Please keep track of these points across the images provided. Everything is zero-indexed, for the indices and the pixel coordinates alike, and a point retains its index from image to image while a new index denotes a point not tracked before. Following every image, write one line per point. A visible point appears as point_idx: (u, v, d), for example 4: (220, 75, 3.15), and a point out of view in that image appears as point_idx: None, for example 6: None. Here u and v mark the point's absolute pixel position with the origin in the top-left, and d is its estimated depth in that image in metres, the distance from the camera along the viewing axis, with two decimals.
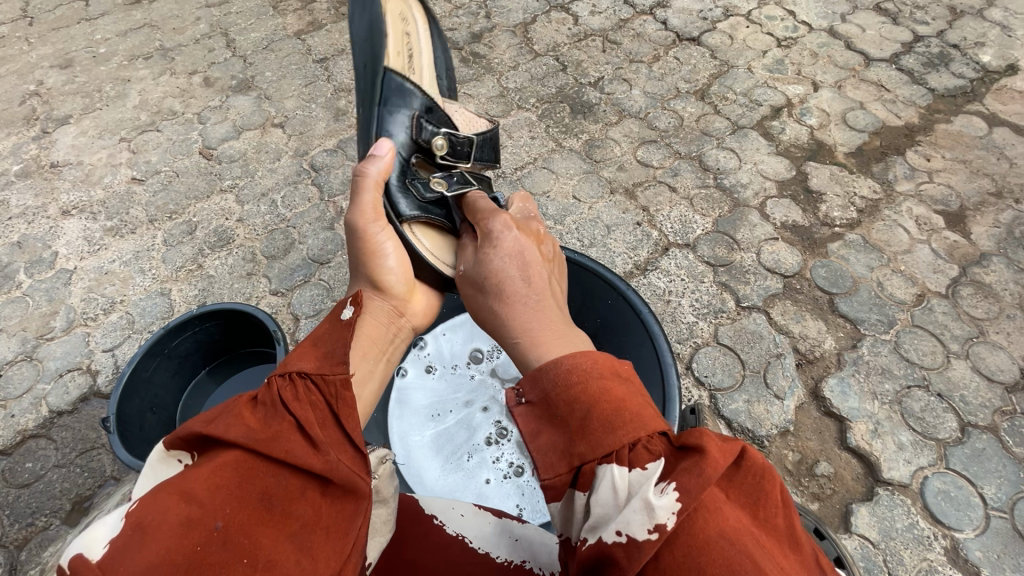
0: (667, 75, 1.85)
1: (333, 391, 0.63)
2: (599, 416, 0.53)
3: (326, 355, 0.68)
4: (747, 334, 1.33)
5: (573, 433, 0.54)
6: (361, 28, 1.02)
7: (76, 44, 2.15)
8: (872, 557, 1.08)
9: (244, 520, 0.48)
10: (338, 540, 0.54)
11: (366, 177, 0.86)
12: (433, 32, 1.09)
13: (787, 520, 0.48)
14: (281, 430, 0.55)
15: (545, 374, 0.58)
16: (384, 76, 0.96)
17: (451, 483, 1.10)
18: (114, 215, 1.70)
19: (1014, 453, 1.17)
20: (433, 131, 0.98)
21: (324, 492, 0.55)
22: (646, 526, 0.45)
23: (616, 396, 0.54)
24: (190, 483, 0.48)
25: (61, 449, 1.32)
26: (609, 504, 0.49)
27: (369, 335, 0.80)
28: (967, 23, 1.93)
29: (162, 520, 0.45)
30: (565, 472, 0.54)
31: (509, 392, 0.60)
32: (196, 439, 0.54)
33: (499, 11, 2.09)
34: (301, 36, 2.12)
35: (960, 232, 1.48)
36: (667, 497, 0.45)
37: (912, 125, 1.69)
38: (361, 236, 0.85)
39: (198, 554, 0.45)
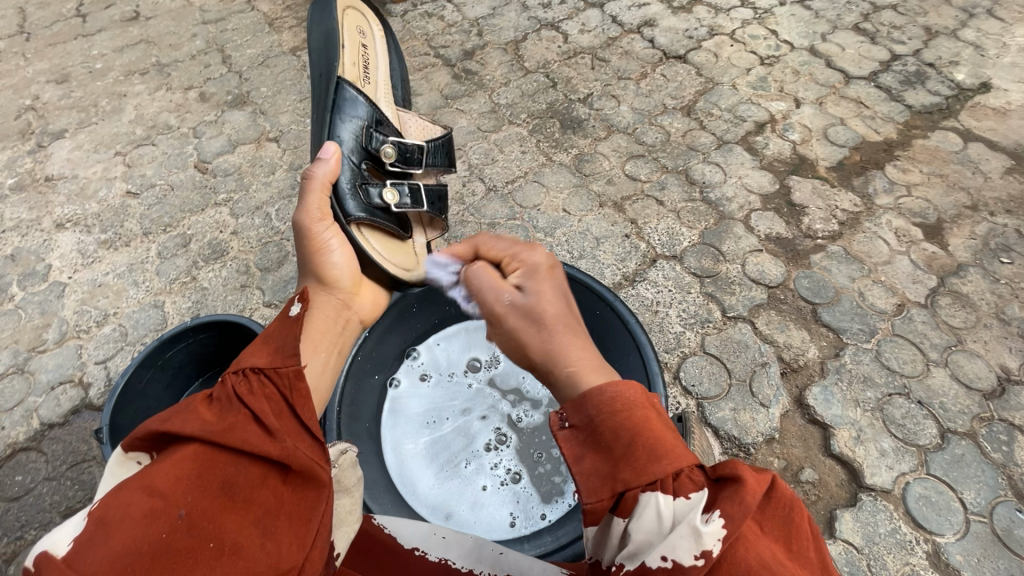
0: (654, 92, 1.90)
1: (288, 382, 0.65)
2: (643, 443, 0.53)
3: (277, 349, 0.70)
4: (732, 343, 1.36)
5: (617, 459, 0.53)
6: (315, 40, 1.06)
7: (73, 59, 2.18)
8: (856, 562, 1.10)
9: (206, 508, 0.53)
10: (303, 525, 0.58)
11: (317, 180, 0.90)
12: (388, 45, 1.17)
13: (819, 554, 0.50)
14: (236, 421, 0.59)
15: (588, 402, 0.57)
16: (338, 86, 0.99)
17: (445, 490, 1.11)
18: (109, 228, 1.71)
19: (992, 459, 1.20)
20: (382, 139, 1.02)
21: (284, 478, 0.59)
22: (693, 552, 0.47)
23: (655, 426, 0.54)
24: (150, 478, 0.53)
25: (52, 462, 1.32)
26: (651, 529, 0.50)
27: (316, 325, 0.82)
28: (941, 43, 2.00)
29: (124, 514, 0.50)
30: (607, 497, 0.53)
31: (552, 416, 0.59)
32: (155, 437, 0.58)
33: (491, 29, 2.14)
34: (296, 53, 2.16)
35: (938, 243, 1.52)
36: (714, 525, 0.47)
37: (891, 140, 1.75)
38: (306, 234, 0.89)
39: (163, 540, 0.49)
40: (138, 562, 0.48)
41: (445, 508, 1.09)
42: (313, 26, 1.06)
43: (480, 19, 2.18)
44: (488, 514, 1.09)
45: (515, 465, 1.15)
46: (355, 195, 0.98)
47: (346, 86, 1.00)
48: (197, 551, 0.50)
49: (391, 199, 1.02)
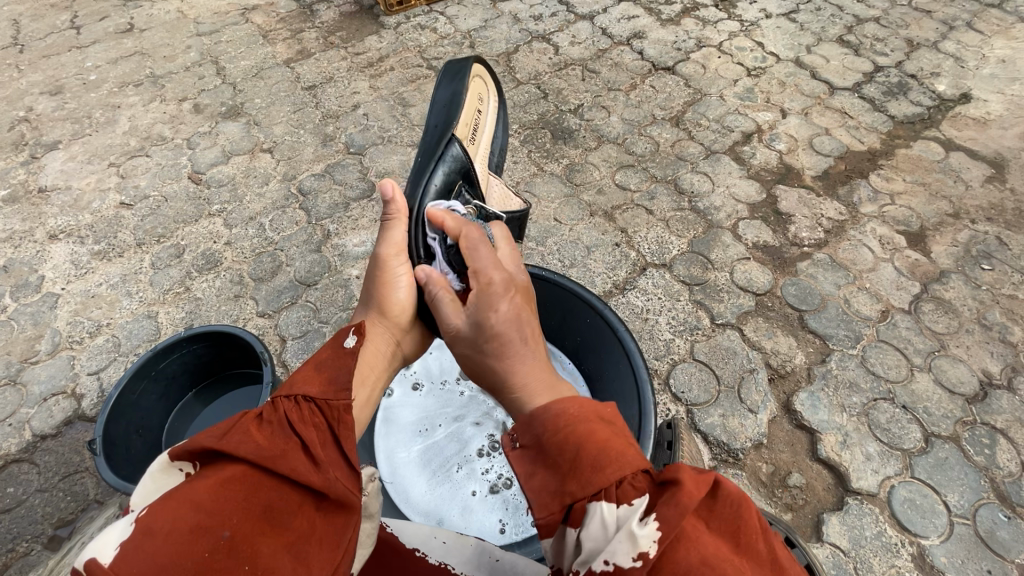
0: (643, 103, 1.94)
1: (337, 414, 0.69)
2: (586, 455, 0.58)
3: (330, 380, 0.73)
4: (721, 350, 1.38)
5: (564, 473, 0.59)
6: (444, 92, 1.15)
7: (67, 71, 2.19)
8: (843, 565, 1.11)
9: (249, 530, 0.54)
10: (330, 553, 0.60)
11: (398, 212, 0.94)
12: (498, 119, 1.26)
13: (768, 547, 0.52)
14: (288, 449, 0.61)
15: (536, 421, 0.65)
16: (449, 140, 1.06)
17: (437, 497, 1.12)
18: (102, 239, 1.72)
19: (975, 462, 1.23)
20: (467, 201, 1.10)
21: (319, 506, 0.61)
22: (631, 555, 0.50)
23: (602, 438, 0.59)
24: (199, 493, 0.54)
25: (44, 473, 1.32)
26: (597, 537, 0.54)
27: (366, 362, 0.82)
28: (923, 55, 2.05)
29: (171, 529, 0.51)
30: (558, 510, 0.59)
31: (506, 438, 0.67)
32: (206, 452, 0.59)
33: (482, 41, 2.18)
34: (290, 64, 2.18)
35: (921, 251, 1.56)
36: (649, 528, 0.50)
37: (874, 150, 1.79)
38: (380, 264, 0.92)
39: (208, 559, 0.50)
40: None
41: (436, 515, 1.10)
42: (443, 84, 1.16)
43: (472, 31, 2.22)
44: (478, 520, 1.10)
45: (506, 471, 1.16)
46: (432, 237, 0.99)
47: (455, 142, 1.07)
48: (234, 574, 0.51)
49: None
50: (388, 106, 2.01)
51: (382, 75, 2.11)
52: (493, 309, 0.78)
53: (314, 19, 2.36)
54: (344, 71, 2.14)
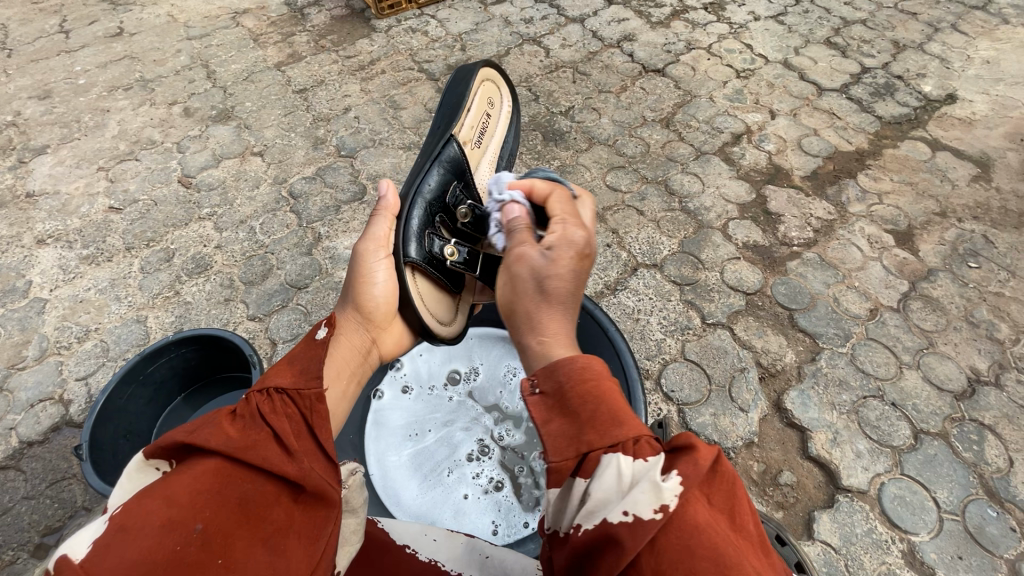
0: (634, 105, 1.95)
1: (308, 404, 0.68)
2: (608, 410, 0.58)
3: (303, 371, 0.73)
4: (712, 349, 1.39)
5: (584, 423, 0.57)
6: (449, 99, 1.14)
7: (56, 75, 2.18)
8: (834, 562, 1.12)
9: (221, 523, 0.54)
10: (311, 546, 0.59)
11: (385, 208, 0.96)
12: (511, 123, 1.22)
13: (759, 527, 0.54)
14: (260, 440, 0.61)
15: (560, 368, 0.62)
16: (446, 141, 1.05)
17: (429, 500, 1.12)
18: (90, 243, 1.71)
19: (964, 458, 1.23)
20: (462, 200, 1.04)
21: (296, 498, 0.60)
22: (653, 506, 0.49)
23: (619, 399, 0.60)
24: (172, 490, 0.54)
25: (30, 480, 1.30)
26: (614, 487, 0.52)
27: (340, 358, 0.83)
28: (909, 56, 2.07)
29: (143, 523, 0.51)
30: (572, 457, 0.56)
31: (524, 382, 0.64)
32: (178, 448, 0.59)
33: (474, 44, 2.18)
34: (281, 68, 2.18)
35: (909, 249, 1.57)
36: (672, 481, 0.50)
37: (862, 150, 1.80)
38: (358, 262, 0.91)
39: (178, 552, 0.50)
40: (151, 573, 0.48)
41: (428, 518, 1.09)
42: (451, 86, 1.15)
43: (463, 34, 2.23)
44: (471, 522, 1.10)
45: (498, 474, 1.16)
46: (418, 236, 0.97)
47: (453, 144, 1.05)
48: (208, 567, 0.50)
49: (450, 254, 0.99)
50: (379, 109, 2.00)
51: (373, 78, 2.11)
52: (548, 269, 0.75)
53: (305, 23, 2.36)
54: (336, 74, 2.13)
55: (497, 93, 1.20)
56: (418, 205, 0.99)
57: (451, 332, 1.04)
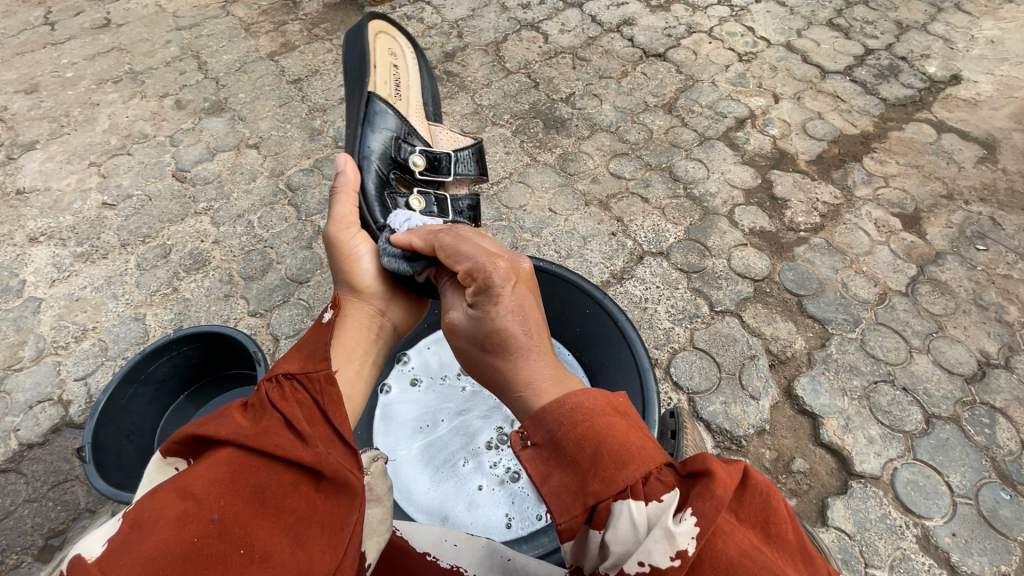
0: (636, 90, 1.91)
1: (318, 388, 0.67)
2: (608, 453, 0.53)
3: (308, 356, 0.72)
4: (721, 337, 1.37)
5: (585, 472, 0.54)
6: (353, 63, 1.15)
7: (42, 69, 2.12)
8: (848, 548, 1.11)
9: (238, 514, 0.51)
10: (335, 537, 0.56)
11: (344, 186, 0.94)
12: (421, 66, 1.23)
13: (796, 535, 0.50)
14: (271, 426, 0.59)
15: (547, 416, 0.58)
16: (368, 101, 1.06)
17: (442, 492, 1.10)
18: (85, 241, 1.67)
19: (976, 441, 1.23)
20: (410, 150, 1.06)
21: (317, 486, 0.57)
22: (668, 554, 0.46)
23: (620, 432, 0.55)
24: (185, 482, 0.52)
25: (32, 483, 1.28)
26: (631, 539, 0.49)
27: (347, 338, 0.81)
28: (912, 37, 2.04)
29: (160, 516, 0.48)
30: (581, 512, 0.53)
31: (514, 436, 0.60)
32: (191, 442, 0.58)
33: (471, 31, 2.14)
34: (274, 58, 2.13)
35: (916, 233, 1.56)
36: (685, 524, 0.47)
37: (867, 133, 1.78)
38: (336, 243, 0.91)
39: (195, 545, 0.47)
40: (169, 565, 0.46)
41: (441, 512, 1.08)
42: (348, 52, 1.17)
43: (460, 20, 2.18)
44: (485, 514, 1.09)
45: (514, 464, 1.14)
46: (378, 196, 1.00)
47: (374, 101, 1.06)
48: (227, 559, 0.48)
49: (415, 206, 1.01)
50: None
51: None
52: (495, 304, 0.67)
53: (297, 11, 2.30)
54: (331, 64, 2.09)
55: (396, 44, 1.21)
56: (370, 171, 1.02)
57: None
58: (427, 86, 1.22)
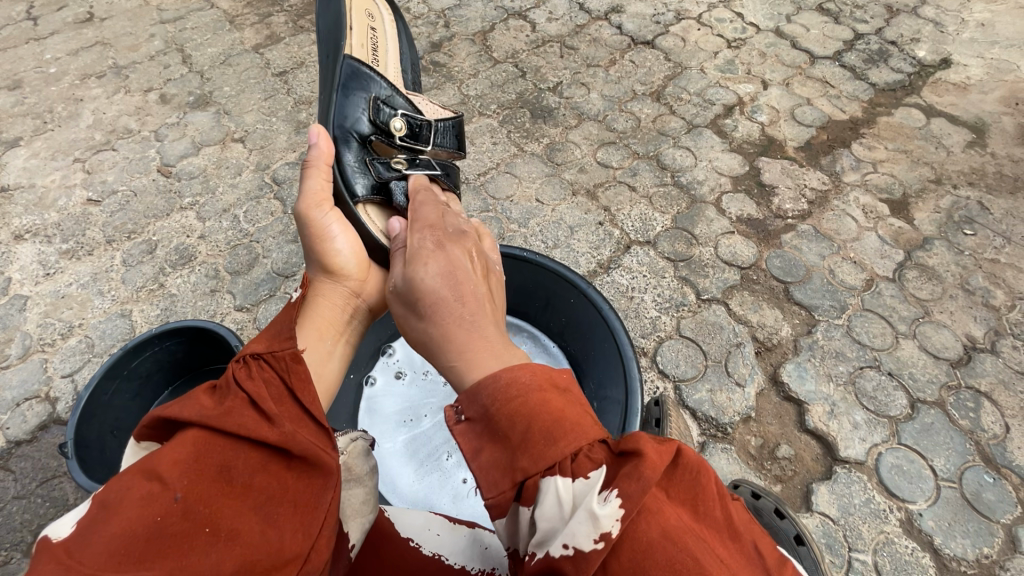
0: (624, 79, 1.90)
1: (285, 366, 0.65)
2: (539, 429, 0.52)
3: (276, 337, 0.70)
4: (707, 325, 1.37)
5: (515, 448, 0.52)
6: (327, 25, 1.07)
7: (24, 64, 2.10)
8: (832, 533, 1.12)
9: (203, 492, 0.51)
10: (308, 516, 0.56)
11: (318, 156, 0.90)
12: (399, 29, 1.14)
13: (725, 511, 0.50)
14: (235, 405, 0.58)
15: (482, 391, 0.56)
16: (344, 64, 0.99)
17: (426, 485, 1.11)
18: (70, 237, 1.66)
19: (960, 425, 1.23)
20: (391, 113, 1.00)
21: (286, 464, 0.57)
22: (592, 536, 0.46)
23: (555, 407, 0.54)
24: (151, 463, 0.52)
25: (20, 480, 1.28)
26: (553, 515, 0.49)
27: (319, 318, 0.80)
28: (902, 21, 2.03)
29: (125, 497, 0.48)
30: (509, 488, 0.52)
31: (449, 411, 0.59)
32: (159, 424, 0.58)
33: (458, 20, 2.12)
34: (259, 50, 2.10)
35: (904, 218, 1.55)
36: (610, 505, 0.46)
37: (856, 119, 1.77)
38: (307, 222, 0.87)
39: (157, 524, 0.48)
40: (132, 545, 0.46)
41: (425, 504, 1.09)
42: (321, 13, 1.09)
43: (447, 10, 2.15)
44: (469, 506, 1.09)
45: None
46: (357, 165, 0.96)
47: (351, 62, 0.99)
48: (192, 538, 0.48)
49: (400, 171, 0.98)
50: None
51: None
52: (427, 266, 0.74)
53: (282, 3, 2.28)
54: (316, 56, 2.07)
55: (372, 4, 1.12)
56: (349, 139, 0.97)
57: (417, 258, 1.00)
58: (410, 49, 1.14)
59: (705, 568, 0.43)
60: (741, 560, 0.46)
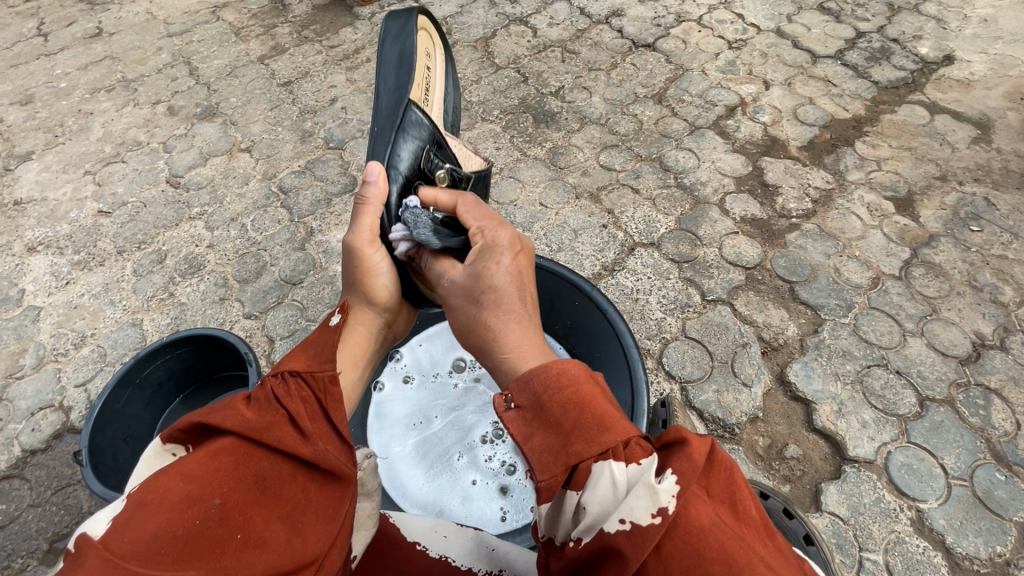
0: (625, 82, 1.91)
1: (323, 387, 0.65)
2: (590, 415, 0.53)
3: (316, 355, 0.70)
4: (713, 326, 1.37)
5: (568, 434, 0.52)
6: (389, 50, 1.01)
7: (36, 80, 2.14)
8: (842, 533, 1.11)
9: (238, 500, 0.52)
10: (329, 526, 0.57)
11: (374, 200, 0.89)
12: (447, 69, 1.16)
13: (761, 514, 0.49)
14: (275, 422, 0.58)
15: (534, 379, 0.56)
16: (408, 107, 0.97)
17: (436, 487, 1.12)
18: (82, 249, 1.69)
19: (970, 423, 1.23)
20: (438, 165, 1.00)
21: (312, 477, 0.58)
22: (650, 511, 0.45)
23: (601, 402, 0.54)
24: (188, 466, 0.52)
25: (36, 488, 1.30)
26: (605, 494, 0.48)
27: (360, 344, 0.80)
28: (904, 18, 2.02)
29: (163, 499, 0.49)
30: (561, 472, 0.52)
31: (497, 396, 0.58)
32: (195, 428, 0.57)
33: (459, 27, 2.14)
34: (264, 61, 2.13)
35: (910, 216, 1.55)
36: (668, 482, 0.46)
37: (859, 117, 1.77)
38: (356, 254, 0.86)
39: (195, 529, 0.48)
40: (170, 549, 0.47)
41: (436, 506, 1.09)
42: (388, 36, 1.02)
43: (448, 18, 2.18)
44: (479, 508, 1.10)
45: (510, 457, 1.15)
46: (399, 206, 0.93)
47: (410, 105, 0.98)
48: (225, 543, 0.49)
49: None
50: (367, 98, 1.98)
51: (358, 67, 2.07)
52: (496, 262, 0.69)
53: (286, 14, 2.31)
54: (320, 65, 2.10)
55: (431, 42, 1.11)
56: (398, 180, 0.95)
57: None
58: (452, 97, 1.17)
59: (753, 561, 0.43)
60: (779, 559, 0.46)
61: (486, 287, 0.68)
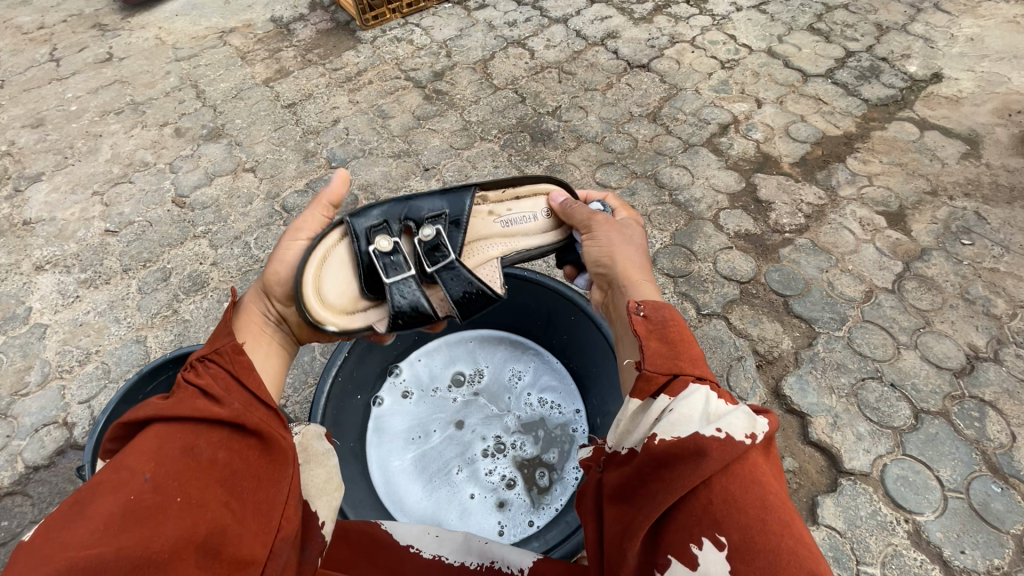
0: (620, 101, 1.95)
1: (228, 359, 0.69)
2: (696, 353, 0.68)
3: (213, 339, 0.74)
4: (708, 339, 1.39)
5: (683, 356, 0.66)
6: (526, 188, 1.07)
7: (48, 103, 2.20)
8: (839, 546, 1.12)
9: (169, 469, 0.56)
10: (273, 488, 0.62)
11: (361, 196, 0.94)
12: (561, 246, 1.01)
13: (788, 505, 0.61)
14: (184, 397, 0.62)
15: (667, 309, 0.72)
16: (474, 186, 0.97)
17: (434, 501, 1.13)
18: (88, 267, 1.72)
19: (966, 436, 1.23)
20: (434, 225, 0.91)
21: (242, 440, 0.62)
22: (746, 432, 0.57)
23: (699, 350, 0.69)
24: (117, 458, 0.56)
25: (38, 504, 1.32)
26: (696, 410, 0.59)
27: (244, 318, 0.82)
28: (893, 38, 2.07)
29: (97, 487, 0.53)
30: (663, 377, 0.64)
31: (632, 304, 0.73)
32: (118, 435, 0.62)
33: (459, 50, 2.20)
34: (269, 84, 2.19)
35: (901, 230, 1.57)
36: (761, 421, 0.59)
37: (850, 134, 1.80)
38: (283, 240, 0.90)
39: (132, 502, 0.52)
40: (109, 524, 0.50)
41: (434, 520, 1.10)
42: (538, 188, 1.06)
43: (448, 41, 2.24)
44: (477, 521, 1.10)
45: (510, 471, 1.16)
46: (377, 216, 0.91)
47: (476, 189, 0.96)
48: (165, 507, 0.53)
49: (381, 246, 0.87)
50: (368, 119, 2.02)
51: (360, 89, 2.12)
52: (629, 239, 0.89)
53: (291, 38, 2.38)
54: (323, 87, 2.15)
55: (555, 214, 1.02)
56: (399, 201, 0.93)
57: (324, 319, 0.84)
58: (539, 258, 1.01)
59: (795, 507, 0.55)
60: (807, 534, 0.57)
61: (611, 258, 0.86)
